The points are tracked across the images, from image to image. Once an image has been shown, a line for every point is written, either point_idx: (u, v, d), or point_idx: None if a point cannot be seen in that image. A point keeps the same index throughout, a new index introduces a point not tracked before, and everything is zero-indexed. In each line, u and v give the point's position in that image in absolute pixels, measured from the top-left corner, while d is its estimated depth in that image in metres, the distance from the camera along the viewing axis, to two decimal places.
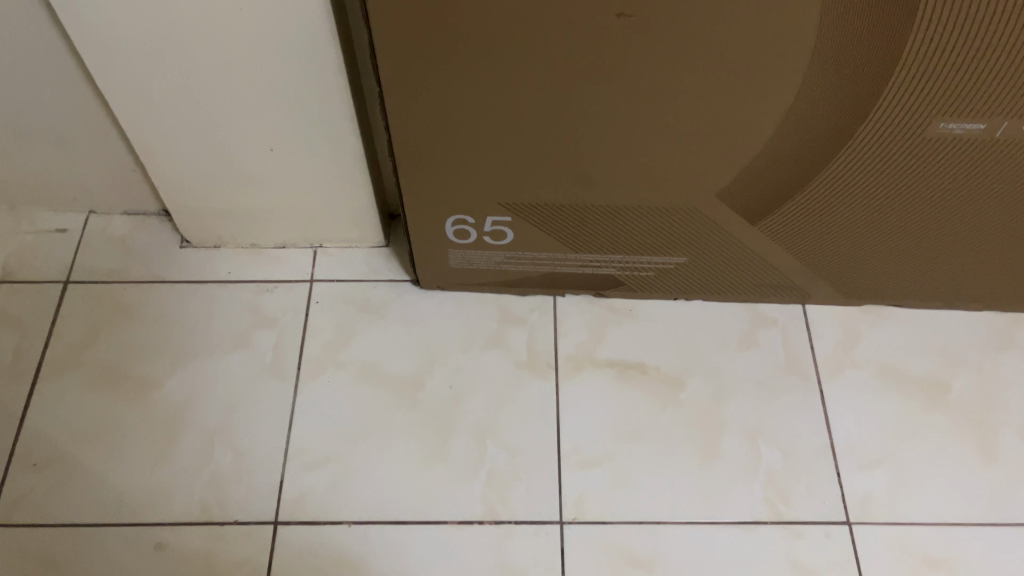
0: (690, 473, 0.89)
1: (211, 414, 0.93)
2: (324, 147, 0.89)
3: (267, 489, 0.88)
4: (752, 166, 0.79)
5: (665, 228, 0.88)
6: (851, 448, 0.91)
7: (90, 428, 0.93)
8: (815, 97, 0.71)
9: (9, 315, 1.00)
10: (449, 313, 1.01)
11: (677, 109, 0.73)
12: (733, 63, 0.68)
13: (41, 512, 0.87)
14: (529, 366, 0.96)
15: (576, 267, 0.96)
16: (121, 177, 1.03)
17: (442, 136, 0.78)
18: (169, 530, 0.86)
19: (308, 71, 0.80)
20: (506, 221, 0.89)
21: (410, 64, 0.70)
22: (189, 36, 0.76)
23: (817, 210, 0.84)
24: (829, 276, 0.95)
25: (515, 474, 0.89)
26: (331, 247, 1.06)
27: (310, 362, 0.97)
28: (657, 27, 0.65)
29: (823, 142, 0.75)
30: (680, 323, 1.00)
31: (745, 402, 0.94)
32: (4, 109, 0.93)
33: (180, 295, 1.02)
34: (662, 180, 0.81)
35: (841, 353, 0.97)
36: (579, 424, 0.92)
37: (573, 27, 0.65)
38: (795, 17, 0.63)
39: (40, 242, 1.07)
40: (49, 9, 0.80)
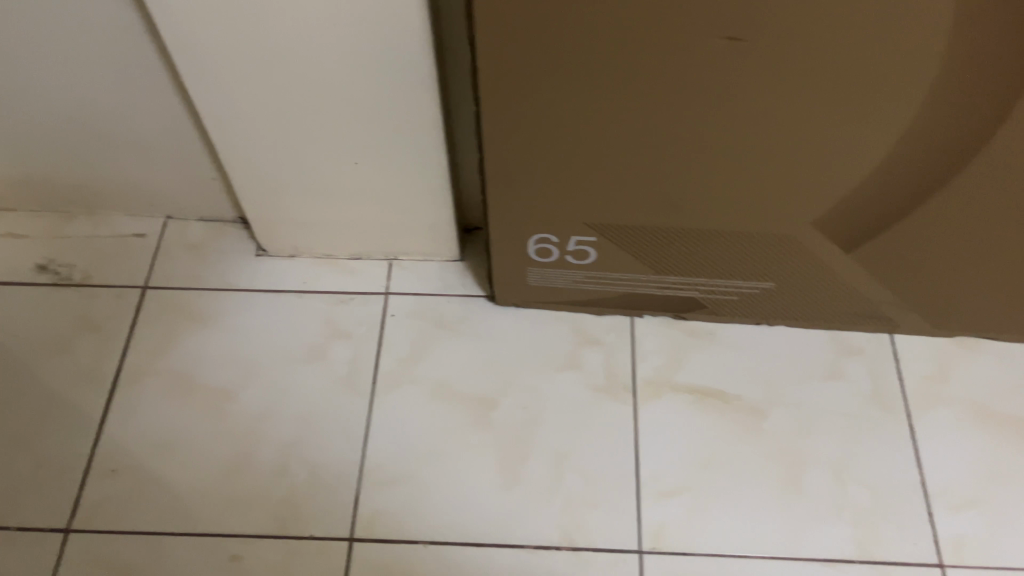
0: (773, 508, 0.87)
1: (287, 427, 0.94)
2: (408, 163, 0.89)
3: (343, 506, 0.88)
4: (854, 194, 0.76)
5: (754, 254, 0.86)
6: (943, 488, 0.88)
7: (168, 436, 0.93)
8: (930, 126, 0.68)
9: (90, 321, 1.02)
10: (525, 331, 1.00)
11: (782, 135, 0.70)
12: (847, 91, 0.65)
13: (120, 520, 0.88)
14: (606, 389, 0.95)
15: (658, 289, 0.94)
16: (201, 184, 1.03)
17: (534, 157, 0.77)
18: (245, 543, 0.86)
19: (400, 87, 0.79)
20: (591, 241, 0.87)
21: (510, 85, 0.69)
22: (285, 52, 0.75)
23: (918, 241, 0.81)
24: (922, 307, 0.91)
25: (593, 502, 0.88)
26: (406, 259, 1.06)
27: (386, 377, 0.96)
28: (772, 53, 0.62)
29: (933, 173, 0.72)
30: (762, 351, 0.98)
31: (830, 436, 0.92)
32: (94, 115, 0.93)
33: (256, 305, 1.03)
34: (758, 206, 0.79)
35: (930, 387, 0.94)
36: (658, 452, 0.91)
37: (685, 52, 0.63)
38: (919, 45, 0.61)
39: (119, 246, 1.08)
40: (145, 20, 0.81)
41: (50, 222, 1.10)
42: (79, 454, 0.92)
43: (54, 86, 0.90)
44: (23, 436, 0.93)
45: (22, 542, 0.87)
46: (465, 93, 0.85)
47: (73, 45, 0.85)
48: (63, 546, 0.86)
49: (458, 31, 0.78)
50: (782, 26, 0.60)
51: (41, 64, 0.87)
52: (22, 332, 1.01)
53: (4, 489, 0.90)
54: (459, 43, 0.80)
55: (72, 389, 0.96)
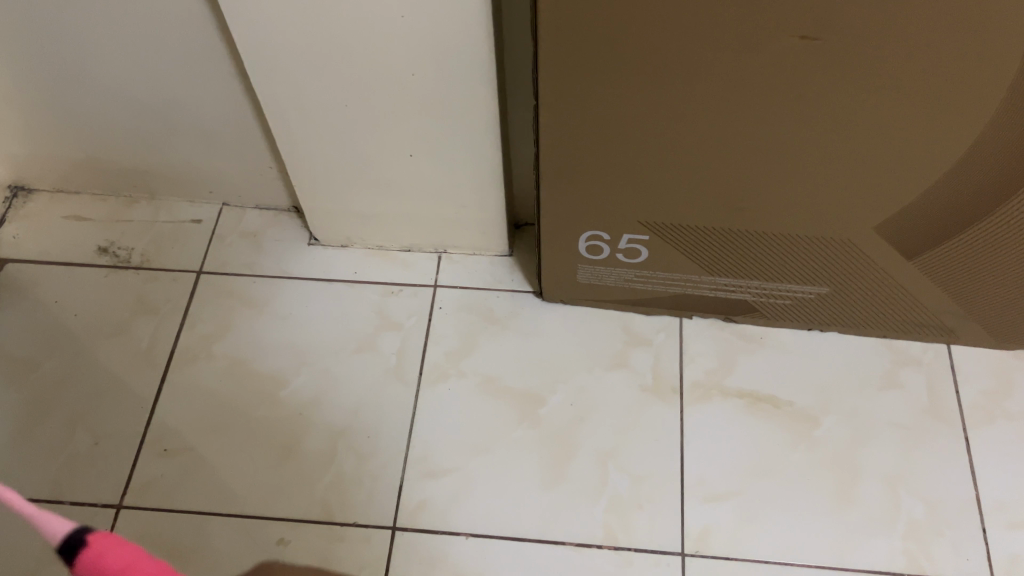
0: (821, 516, 0.86)
1: (335, 415, 0.95)
2: (463, 157, 0.89)
3: (388, 495, 0.89)
4: (919, 198, 0.74)
5: (811, 259, 0.85)
6: (1000, 505, 0.86)
7: (219, 419, 0.95)
8: (1004, 133, 0.66)
9: (147, 303, 1.04)
10: (573, 328, 1.00)
11: (847, 137, 0.69)
12: (918, 93, 0.64)
13: (170, 499, 0.90)
14: (653, 390, 0.94)
15: (710, 291, 0.93)
16: (258, 172, 1.05)
17: (591, 153, 0.76)
18: (291, 527, 0.88)
19: (458, 81, 0.79)
20: (643, 240, 0.87)
21: (571, 79, 0.68)
22: (348, 43, 0.76)
23: (985, 251, 0.79)
24: (984, 319, 0.89)
25: (638, 502, 0.87)
26: (456, 253, 1.06)
27: (433, 370, 0.97)
28: (842, 52, 0.61)
29: (1002, 179, 0.70)
30: (814, 357, 0.96)
31: (882, 447, 0.90)
32: (159, 101, 0.95)
33: (308, 293, 1.04)
34: (817, 209, 0.78)
35: (989, 402, 0.92)
36: (705, 456, 0.90)
37: (752, 49, 0.62)
38: (997, 47, 0.59)
39: (177, 231, 1.10)
40: (212, 9, 0.82)
41: (111, 205, 1.12)
42: (133, 432, 0.94)
43: (122, 72, 0.92)
44: (80, 413, 0.96)
45: (77, 516, 0.89)
46: (523, 87, 0.85)
47: (143, 33, 0.87)
48: (115, 522, 0.89)
49: (519, 24, 0.78)
50: (854, 25, 0.59)
51: (110, 50, 0.89)
52: (81, 312, 1.03)
53: (61, 464, 0.92)
54: (519, 37, 0.79)
55: (128, 369, 0.99)
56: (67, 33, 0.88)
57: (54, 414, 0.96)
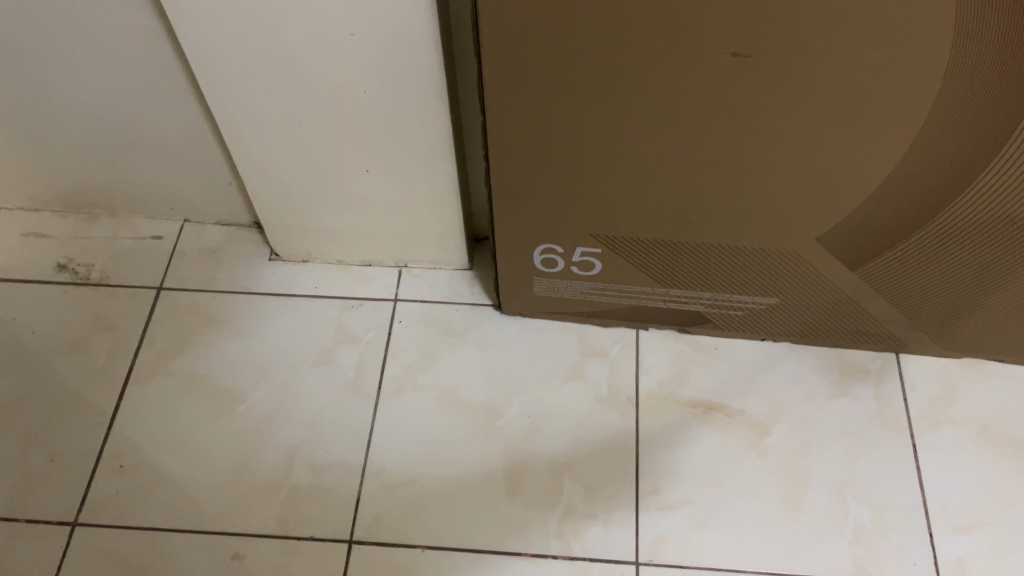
0: (773, 524, 0.87)
1: (293, 429, 0.95)
2: (418, 172, 0.90)
3: (344, 509, 0.89)
4: (859, 210, 0.76)
5: (760, 270, 0.86)
6: (947, 510, 0.88)
7: (175, 434, 0.95)
8: (933, 144, 0.68)
9: (106, 320, 1.04)
10: (530, 340, 1.01)
11: (785, 150, 0.71)
12: (849, 106, 0.66)
13: (125, 515, 0.90)
14: (608, 401, 0.95)
15: (664, 302, 0.94)
16: (217, 189, 1.06)
17: (540, 167, 0.78)
18: (247, 542, 0.88)
19: (410, 98, 0.80)
20: (596, 253, 0.88)
21: (515, 94, 0.69)
22: (299, 60, 0.77)
23: (925, 260, 0.81)
24: (929, 328, 0.91)
25: (593, 512, 0.88)
26: (416, 267, 1.07)
27: (392, 383, 0.98)
28: (774, 68, 0.63)
29: (936, 190, 0.72)
30: (766, 367, 0.98)
31: (833, 454, 0.92)
32: (116, 118, 0.96)
33: (267, 308, 1.04)
34: (762, 221, 0.79)
35: (936, 409, 0.94)
36: (659, 465, 0.91)
37: (687, 64, 0.64)
38: (920, 61, 0.61)
39: (137, 248, 1.10)
40: (165, 26, 0.83)
41: (72, 223, 1.12)
42: (89, 449, 0.94)
43: (78, 89, 0.93)
44: (37, 430, 0.96)
45: (31, 534, 0.89)
46: (474, 102, 0.87)
47: (98, 52, 0.87)
48: (70, 539, 0.88)
49: (467, 41, 0.79)
50: (783, 41, 0.61)
51: (65, 67, 0.90)
52: (40, 328, 1.03)
53: (16, 482, 0.92)
54: (469, 53, 0.81)
55: (86, 386, 0.99)
56: (23, 52, 0.88)
57: (9, 431, 0.95)
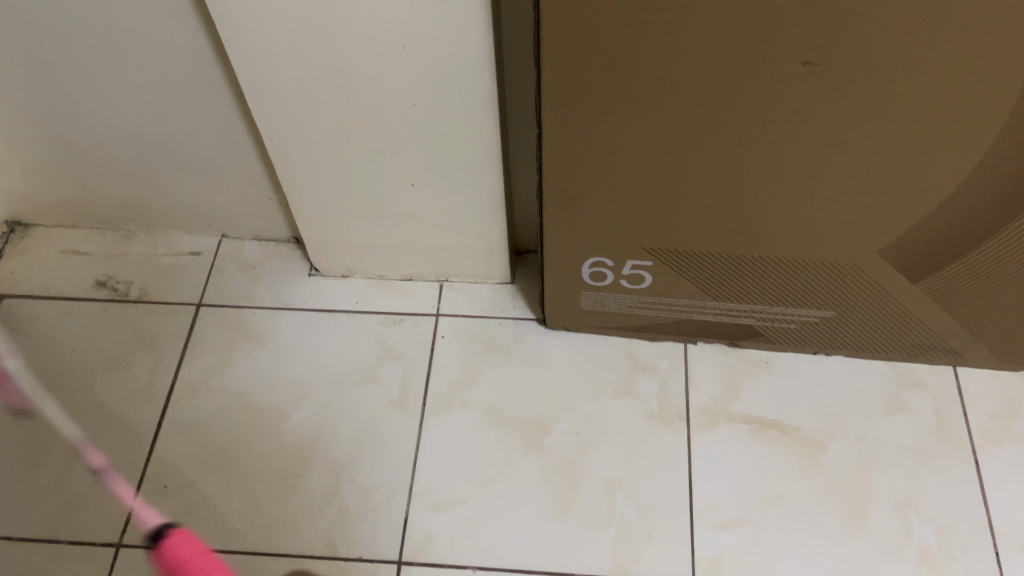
0: (833, 544, 0.85)
1: (337, 447, 0.94)
2: (464, 185, 0.89)
3: (392, 529, 0.88)
4: (924, 221, 0.74)
5: (817, 282, 0.84)
6: (1012, 528, 0.85)
7: (219, 454, 0.94)
8: (1008, 153, 0.66)
9: (146, 337, 1.03)
10: (576, 355, 0.99)
11: (851, 161, 0.69)
12: (922, 116, 0.64)
13: (170, 536, 0.88)
14: (659, 418, 0.93)
15: (715, 316, 0.92)
16: (257, 204, 1.05)
17: (594, 179, 0.76)
18: (294, 563, 0.86)
19: (460, 111, 0.79)
20: (648, 266, 0.86)
21: (574, 105, 0.68)
22: (349, 73, 0.76)
23: (989, 272, 0.79)
24: (990, 341, 0.89)
25: (647, 531, 0.86)
26: (458, 281, 1.06)
27: (436, 400, 0.96)
28: (845, 77, 0.61)
29: (1007, 200, 0.70)
30: (819, 381, 0.96)
31: (891, 472, 0.89)
32: (158, 134, 0.95)
33: (308, 324, 1.03)
34: (823, 234, 0.78)
35: (997, 424, 0.91)
36: (714, 483, 0.89)
37: (755, 75, 0.62)
38: (999, 69, 0.59)
39: (175, 264, 1.09)
40: (211, 40, 0.82)
41: (110, 239, 1.12)
42: (132, 469, 0.93)
43: (120, 106, 0.92)
44: (78, 451, 0.94)
45: (75, 556, 0.87)
46: (524, 114, 0.85)
47: (142, 69, 0.87)
48: (115, 560, 0.87)
49: (520, 52, 0.78)
50: (856, 50, 0.59)
51: (109, 83, 0.89)
52: (80, 346, 1.02)
53: (59, 502, 0.91)
54: (522, 64, 0.79)
55: (127, 405, 0.98)
56: (67, 69, 0.88)
57: (52, 451, 0.94)
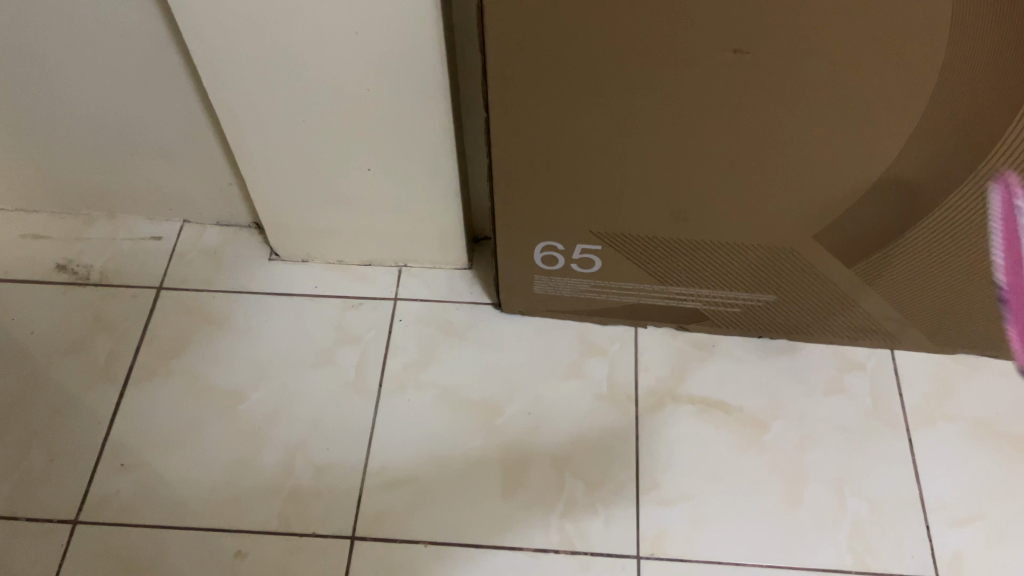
0: (771, 518, 0.88)
1: (294, 427, 0.95)
2: (419, 171, 0.91)
3: (346, 506, 0.90)
4: (855, 207, 0.78)
5: (757, 266, 0.88)
6: (943, 503, 0.89)
7: (176, 434, 0.95)
8: (930, 140, 0.69)
9: (106, 320, 1.04)
10: (529, 339, 1.02)
11: (783, 147, 0.72)
12: (847, 104, 0.67)
13: (126, 513, 0.90)
14: (608, 398, 0.96)
15: (663, 300, 0.96)
16: (217, 189, 1.06)
17: (543, 165, 0.78)
18: (249, 539, 0.88)
19: (412, 97, 0.81)
20: (596, 250, 0.89)
21: (518, 91, 0.70)
22: (303, 59, 0.78)
23: (919, 258, 0.83)
24: (923, 325, 0.93)
25: (594, 507, 0.89)
26: (415, 267, 1.08)
27: (393, 381, 0.98)
28: (773, 65, 0.64)
29: (931, 186, 0.74)
30: (763, 364, 0.99)
31: (829, 450, 0.93)
32: (117, 118, 0.96)
33: (267, 308, 1.05)
34: (762, 219, 0.81)
35: (930, 405, 0.95)
36: (660, 460, 0.92)
37: (689, 62, 0.65)
38: (916, 59, 0.62)
39: (135, 249, 1.10)
40: (170, 25, 0.83)
41: (70, 224, 1.12)
42: (90, 448, 0.94)
43: (80, 89, 0.93)
44: (37, 430, 0.95)
45: (31, 533, 0.88)
46: (476, 102, 0.87)
47: (101, 53, 0.88)
48: (71, 537, 0.88)
49: (470, 41, 0.80)
50: (783, 39, 0.62)
51: (67, 67, 0.90)
52: (39, 329, 1.03)
53: (16, 481, 0.92)
54: (471, 53, 0.82)
55: (85, 386, 0.99)
56: (25, 52, 0.89)
57: (8, 432, 0.95)
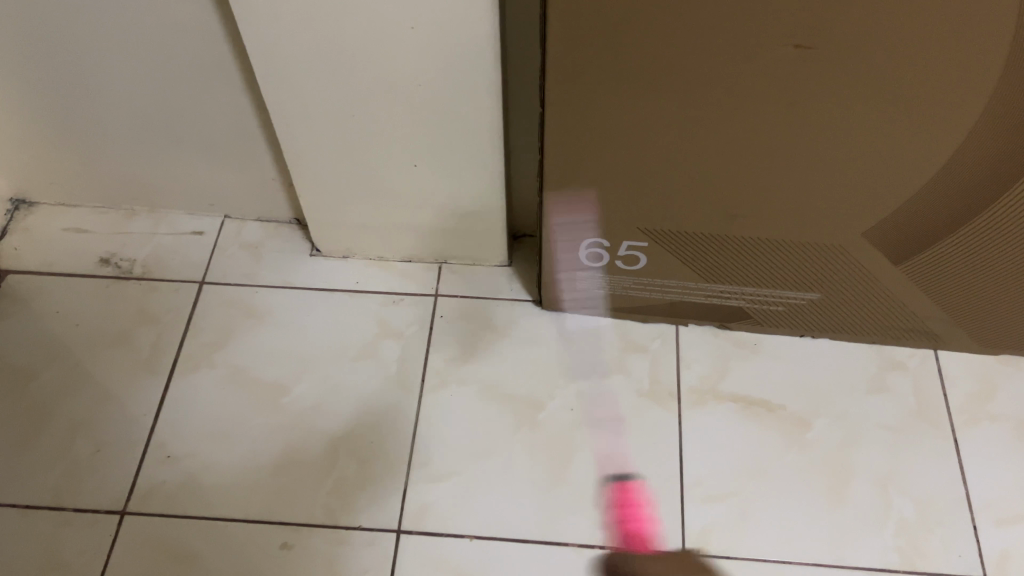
0: (816, 516, 0.88)
1: (338, 420, 0.96)
2: (466, 167, 0.91)
3: (391, 499, 0.90)
4: (907, 205, 0.77)
5: (804, 264, 0.88)
6: (989, 503, 0.89)
7: (220, 427, 0.96)
8: (988, 138, 0.69)
9: (149, 313, 1.05)
10: (570, 336, 1.02)
11: (839, 144, 0.72)
12: (906, 100, 0.67)
13: (173, 505, 0.90)
14: (651, 395, 0.96)
15: (706, 297, 0.96)
16: (260, 184, 1.07)
17: (595, 160, 0.79)
18: (295, 531, 0.88)
19: (464, 93, 0.82)
20: (642, 247, 0.89)
21: (575, 86, 0.71)
22: (357, 53, 0.78)
23: (968, 256, 0.82)
24: (969, 324, 0.92)
25: (639, 503, 0.89)
26: (455, 263, 1.08)
27: (435, 376, 0.99)
28: (836, 59, 0.64)
29: (985, 183, 0.73)
30: (805, 363, 0.99)
31: (873, 449, 0.93)
32: (164, 112, 0.97)
33: (309, 303, 1.05)
34: (813, 216, 0.81)
35: (974, 405, 0.95)
36: (704, 458, 0.92)
37: (750, 57, 0.65)
38: (980, 55, 0.62)
39: (177, 243, 1.11)
40: (223, 20, 0.84)
41: (113, 218, 1.13)
42: (135, 440, 0.95)
43: (130, 84, 0.94)
44: (82, 421, 0.96)
45: (79, 523, 0.89)
46: (524, 98, 0.88)
47: (153, 47, 0.89)
48: (119, 527, 0.89)
49: (523, 36, 0.81)
50: (847, 32, 0.62)
51: (119, 61, 0.91)
52: (83, 321, 1.04)
53: (64, 471, 0.93)
54: (523, 49, 0.82)
55: (130, 378, 0.99)
56: (78, 46, 0.90)
57: (56, 423, 0.96)
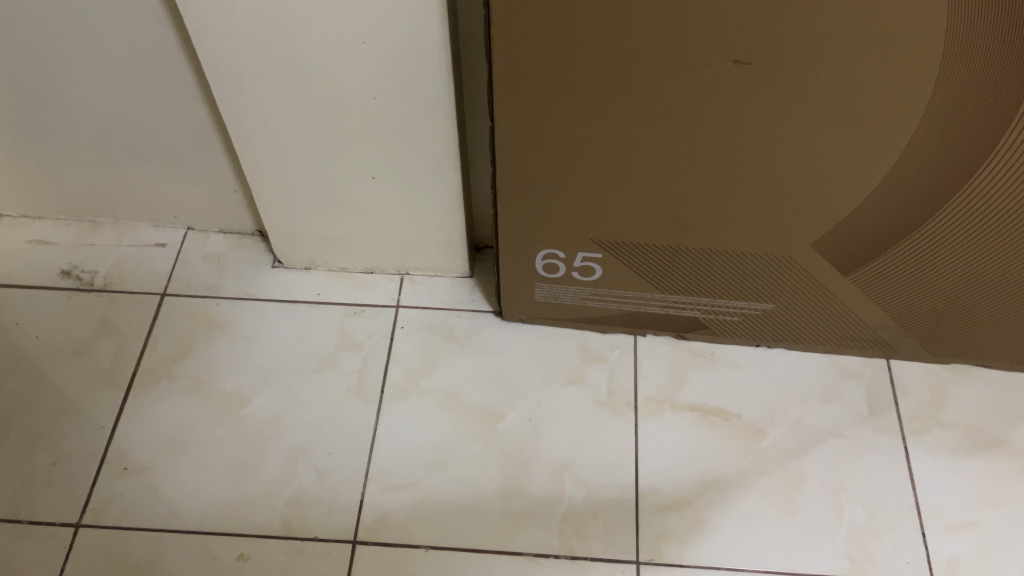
0: (769, 524, 0.89)
1: (296, 431, 0.96)
2: (423, 180, 0.92)
3: (348, 510, 0.90)
4: (851, 216, 0.79)
5: (755, 274, 0.89)
6: (939, 510, 0.90)
7: (179, 439, 0.96)
8: (924, 150, 0.71)
9: (110, 325, 1.05)
10: (530, 346, 1.03)
11: (782, 156, 0.74)
12: (843, 115, 0.69)
13: (129, 517, 0.90)
14: (608, 405, 0.97)
15: (662, 308, 0.97)
16: (222, 196, 1.07)
17: (546, 173, 0.80)
18: (251, 542, 0.89)
19: (419, 107, 0.83)
20: (597, 258, 0.90)
21: (523, 100, 0.72)
22: (311, 67, 0.79)
23: (913, 265, 0.84)
24: (918, 333, 0.94)
25: (595, 512, 0.90)
26: (417, 275, 1.09)
27: (395, 387, 0.99)
28: (773, 75, 0.66)
29: (924, 194, 0.75)
30: (761, 372, 1.00)
31: (826, 457, 0.94)
32: (124, 125, 0.97)
33: (270, 314, 1.06)
34: (760, 227, 0.82)
35: (926, 412, 0.97)
36: (660, 467, 0.93)
37: (691, 72, 0.66)
38: (913, 70, 0.64)
39: (140, 255, 1.11)
40: (180, 34, 0.85)
41: (77, 230, 1.14)
42: (92, 451, 0.95)
43: (89, 97, 0.94)
44: (40, 433, 0.96)
45: (33, 535, 0.89)
46: (480, 110, 0.89)
47: (110, 62, 0.89)
48: (73, 539, 0.89)
49: (475, 50, 0.82)
50: (784, 49, 0.63)
51: (77, 74, 0.91)
52: (43, 334, 1.04)
53: (19, 483, 0.92)
54: (476, 62, 0.84)
55: (89, 390, 0.99)
56: (36, 60, 0.90)
57: (12, 435, 0.96)
